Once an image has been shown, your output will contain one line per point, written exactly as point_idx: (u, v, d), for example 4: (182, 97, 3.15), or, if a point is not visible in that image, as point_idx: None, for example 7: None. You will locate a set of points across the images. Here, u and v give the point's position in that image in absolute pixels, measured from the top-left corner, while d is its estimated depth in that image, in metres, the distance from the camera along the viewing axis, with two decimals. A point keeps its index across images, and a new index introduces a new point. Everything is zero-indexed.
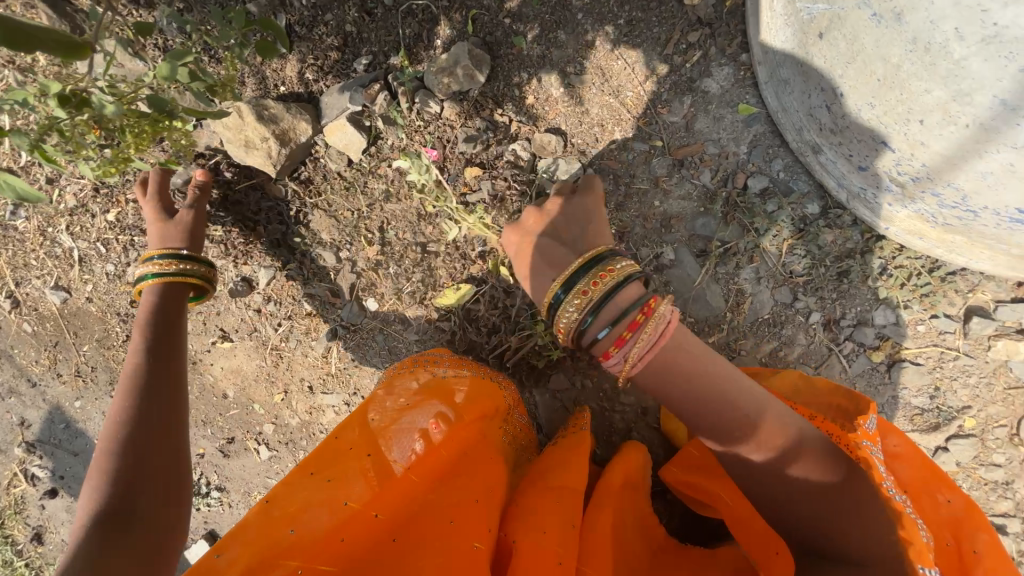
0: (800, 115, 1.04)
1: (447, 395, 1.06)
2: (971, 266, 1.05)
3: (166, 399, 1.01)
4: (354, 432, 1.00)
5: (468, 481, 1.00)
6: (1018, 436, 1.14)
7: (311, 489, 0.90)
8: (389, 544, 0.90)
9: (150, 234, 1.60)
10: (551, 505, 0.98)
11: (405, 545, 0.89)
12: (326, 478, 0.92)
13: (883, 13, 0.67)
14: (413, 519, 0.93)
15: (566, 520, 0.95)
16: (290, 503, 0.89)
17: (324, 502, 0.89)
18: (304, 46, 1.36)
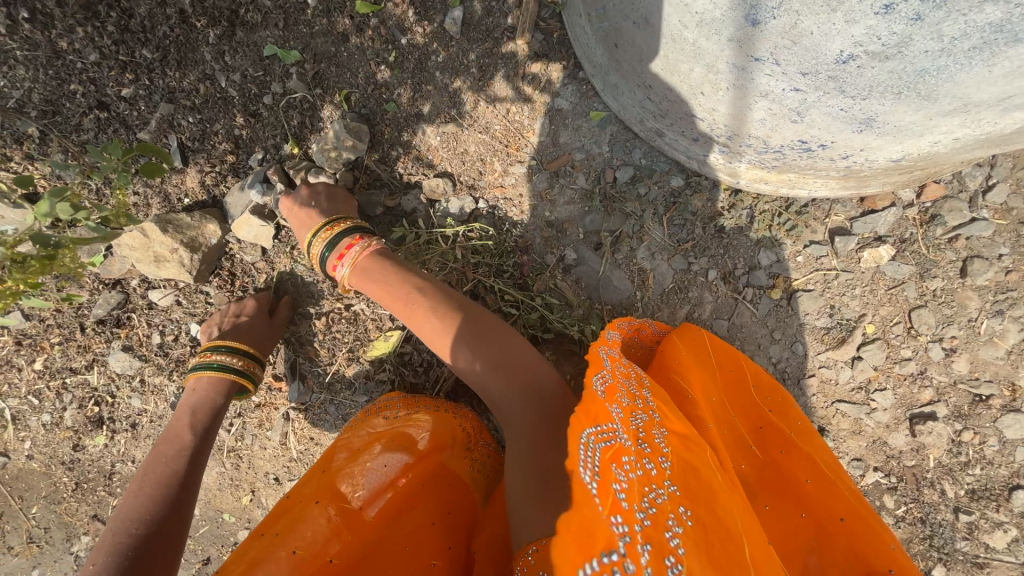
0: (636, 109, 1.19)
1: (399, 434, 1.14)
2: (813, 197, 1.21)
3: (201, 446, 1.22)
4: (312, 480, 1.06)
5: (426, 509, 1.06)
6: (914, 328, 1.25)
7: (267, 541, 0.94)
8: None
9: (81, 371, 1.57)
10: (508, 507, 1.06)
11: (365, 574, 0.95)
12: (280, 529, 0.96)
13: (638, 21, 0.86)
14: (375, 550, 0.99)
15: None
16: (249, 552, 0.92)
17: (283, 545, 0.93)
18: (199, 157, 1.44)
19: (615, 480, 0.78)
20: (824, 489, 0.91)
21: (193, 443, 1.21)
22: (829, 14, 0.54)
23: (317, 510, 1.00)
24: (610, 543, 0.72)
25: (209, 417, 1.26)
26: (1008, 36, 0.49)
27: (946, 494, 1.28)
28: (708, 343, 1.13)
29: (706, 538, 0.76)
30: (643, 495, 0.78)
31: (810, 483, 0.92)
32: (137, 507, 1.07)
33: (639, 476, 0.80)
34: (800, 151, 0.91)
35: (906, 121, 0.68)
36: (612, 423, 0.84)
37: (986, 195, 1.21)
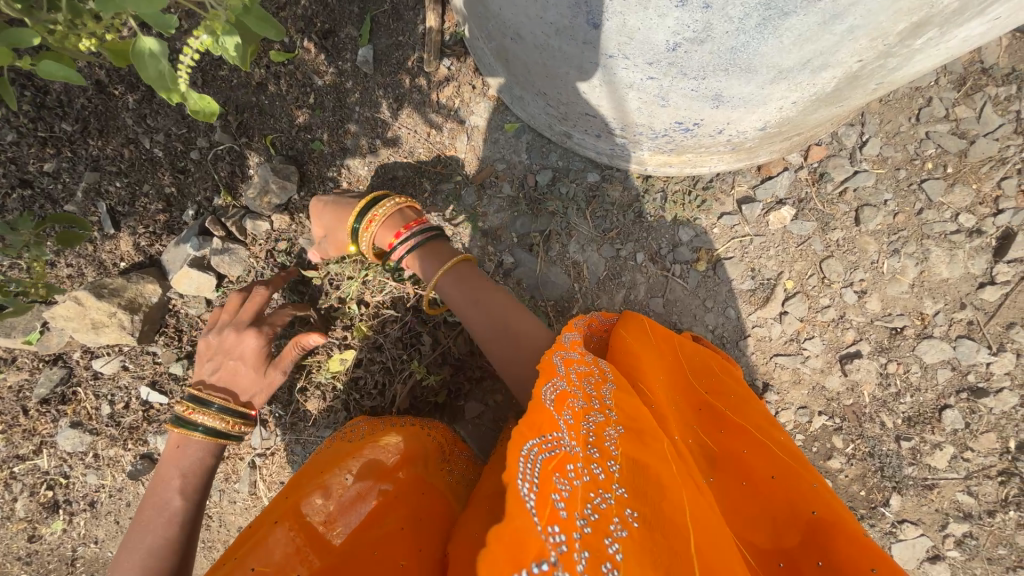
0: (543, 116, 1.28)
1: (363, 449, 1.14)
2: (715, 172, 1.31)
3: (202, 499, 1.05)
4: (276, 505, 1.03)
5: (400, 510, 1.04)
6: (826, 277, 1.37)
7: (225, 568, 0.90)
8: None
9: (29, 457, 1.51)
10: (479, 507, 1.00)
11: None
12: (240, 554, 0.92)
13: (513, 38, 0.94)
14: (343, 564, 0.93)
15: (487, 513, 0.98)
16: None
17: (243, 566, 0.89)
18: (131, 220, 1.44)
19: (554, 488, 0.68)
20: (759, 454, 0.89)
21: (186, 514, 1.01)
22: (643, 11, 0.63)
23: (280, 534, 0.95)
24: (543, 553, 0.60)
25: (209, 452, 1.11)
26: (778, 12, 0.57)
27: (886, 425, 1.37)
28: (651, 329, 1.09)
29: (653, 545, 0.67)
30: (587, 501, 0.69)
31: (747, 454, 0.90)
32: None
33: (586, 481, 0.71)
34: (682, 132, 1.01)
35: (745, 91, 0.78)
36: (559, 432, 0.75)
37: (862, 150, 1.35)
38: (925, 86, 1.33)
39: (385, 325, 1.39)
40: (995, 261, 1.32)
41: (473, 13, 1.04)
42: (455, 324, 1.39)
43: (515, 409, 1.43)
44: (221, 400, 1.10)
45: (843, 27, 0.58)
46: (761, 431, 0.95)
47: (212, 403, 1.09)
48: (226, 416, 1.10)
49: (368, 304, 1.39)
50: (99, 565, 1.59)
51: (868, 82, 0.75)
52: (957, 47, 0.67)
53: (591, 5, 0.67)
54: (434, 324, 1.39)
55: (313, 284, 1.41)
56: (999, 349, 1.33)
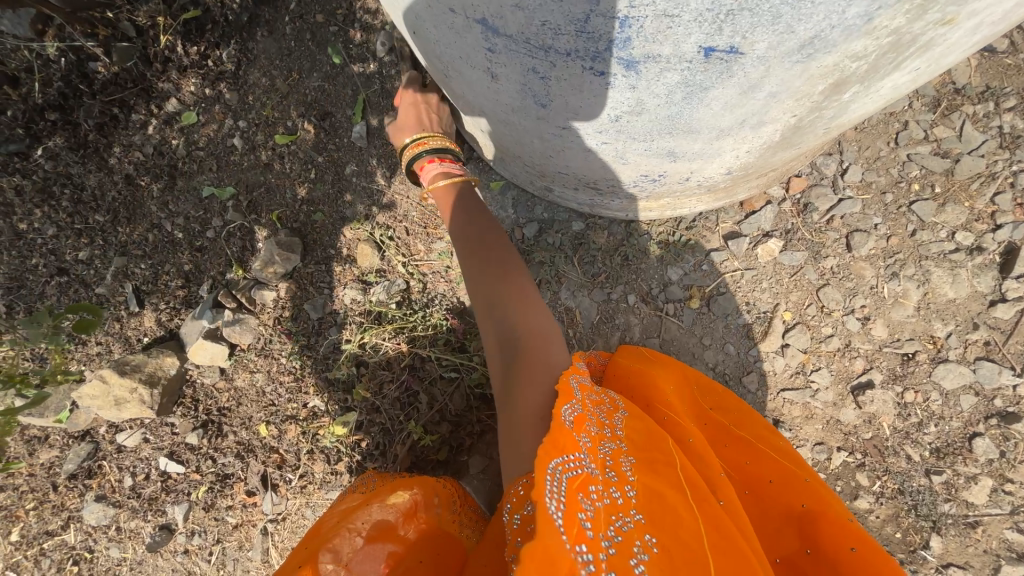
0: (522, 174, 1.34)
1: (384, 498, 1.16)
2: (696, 212, 1.34)
3: None
4: (297, 557, 1.02)
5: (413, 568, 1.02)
6: (825, 306, 1.34)
7: None
8: None
9: (58, 532, 1.57)
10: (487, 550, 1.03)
11: None
12: None
13: (481, 114, 1.01)
14: None
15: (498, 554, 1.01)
16: None
17: None
18: (152, 297, 1.54)
19: (579, 507, 0.71)
20: (766, 459, 1.00)
21: None
22: (579, 94, 0.68)
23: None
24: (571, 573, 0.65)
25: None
26: (698, 87, 0.61)
27: (913, 459, 1.29)
28: (650, 356, 1.21)
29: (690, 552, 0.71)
30: (609, 523, 0.72)
31: (772, 482, 0.95)
32: None
33: (607, 504, 0.74)
34: (651, 182, 1.05)
35: (696, 147, 0.81)
36: (580, 452, 0.76)
37: (844, 177, 1.36)
38: (899, 111, 1.35)
39: (383, 386, 1.42)
40: (1003, 277, 1.28)
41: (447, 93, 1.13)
42: (452, 379, 1.41)
43: None
44: None
45: (764, 93, 0.61)
46: (764, 442, 1.05)
47: None
48: None
49: (369, 364, 1.43)
50: None
51: (814, 129, 0.77)
52: (892, 91, 0.68)
53: (533, 92, 0.73)
54: (432, 380, 1.42)
55: (318, 347, 1.47)
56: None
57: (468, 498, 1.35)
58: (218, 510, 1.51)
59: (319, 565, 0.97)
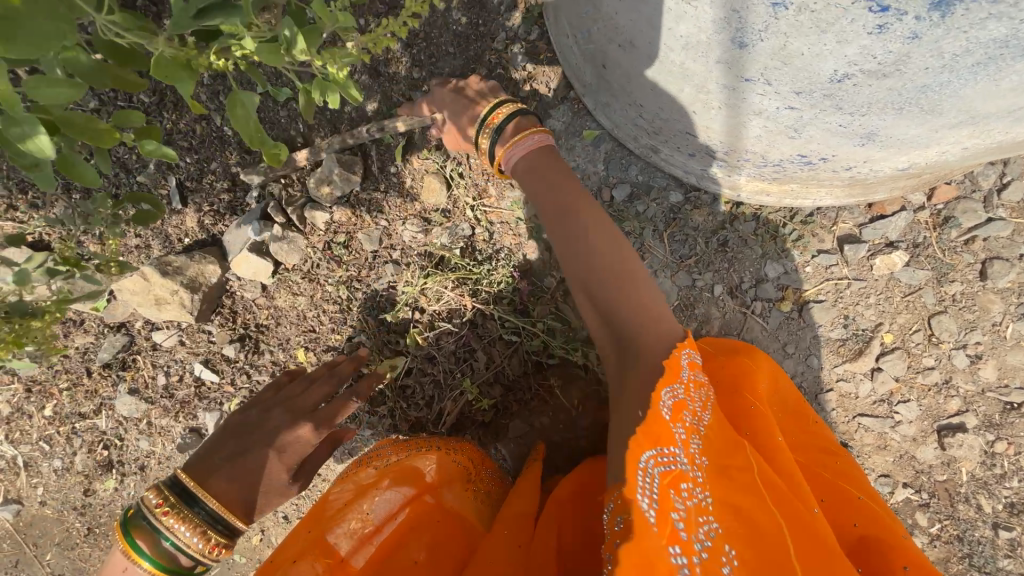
0: (630, 127, 1.15)
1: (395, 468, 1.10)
2: (819, 206, 1.16)
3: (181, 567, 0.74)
4: (305, 525, 0.98)
5: (426, 535, 1.02)
6: (935, 336, 1.20)
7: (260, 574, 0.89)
8: None
9: (90, 416, 1.58)
10: (501, 535, 1.01)
11: None
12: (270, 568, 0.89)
13: (622, 44, 0.82)
14: None
15: (511, 544, 0.99)
16: None
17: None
18: (197, 197, 1.43)
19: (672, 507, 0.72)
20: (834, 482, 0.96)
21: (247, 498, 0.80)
22: (819, 36, 0.51)
23: (312, 563, 0.90)
24: (670, 575, 0.68)
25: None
26: (1018, 51, 0.45)
27: (983, 509, 1.21)
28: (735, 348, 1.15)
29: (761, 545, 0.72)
30: (699, 525, 0.73)
31: (863, 498, 0.92)
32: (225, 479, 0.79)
33: (696, 504, 0.75)
34: (800, 164, 0.88)
35: (909, 134, 0.64)
36: (673, 446, 0.76)
37: (1002, 193, 1.16)
38: None
39: (438, 337, 1.34)
40: None
41: (574, 10, 0.92)
42: (510, 342, 1.32)
43: (561, 434, 1.36)
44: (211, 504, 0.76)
45: None
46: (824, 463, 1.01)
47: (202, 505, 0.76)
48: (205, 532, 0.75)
49: (422, 311, 1.34)
50: None
51: None
52: None
53: (744, 23, 0.56)
54: (488, 340, 1.33)
55: (369, 282, 1.37)
56: None
57: (487, 461, 1.28)
58: None
59: (334, 522, 0.98)
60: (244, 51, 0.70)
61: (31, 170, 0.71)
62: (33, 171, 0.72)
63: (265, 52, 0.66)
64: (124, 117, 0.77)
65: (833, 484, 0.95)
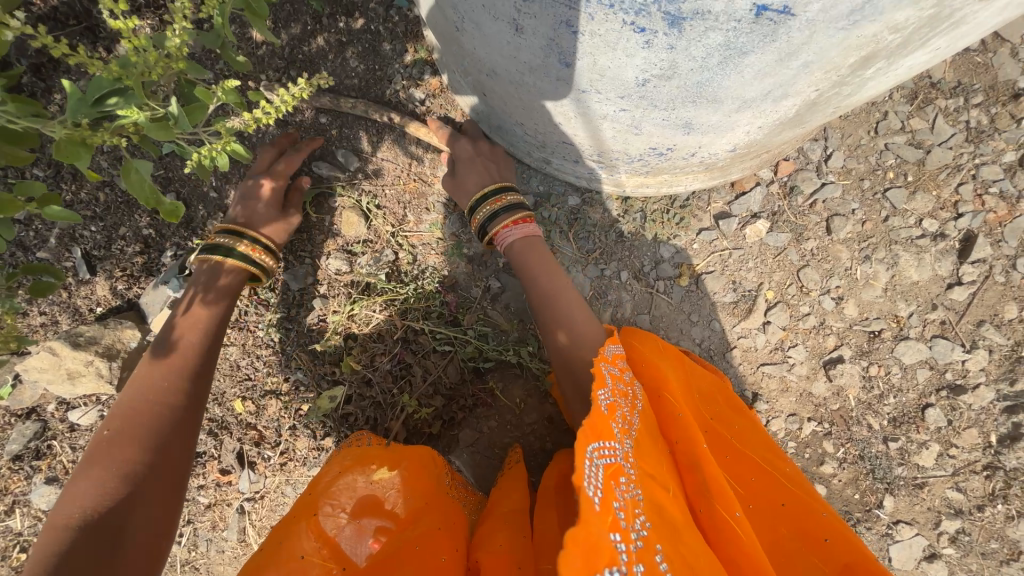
0: (520, 144, 1.29)
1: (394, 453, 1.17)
2: (690, 190, 1.35)
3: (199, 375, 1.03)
4: (300, 504, 1.05)
5: (431, 520, 1.07)
6: (805, 286, 1.41)
7: (263, 556, 0.92)
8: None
9: (1, 518, 1.43)
10: (501, 522, 1.08)
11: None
12: (277, 543, 0.95)
13: (490, 74, 0.95)
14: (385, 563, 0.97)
15: (517, 530, 1.05)
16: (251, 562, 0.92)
17: (278, 560, 0.91)
18: (107, 263, 1.39)
19: (614, 497, 0.81)
20: (765, 483, 1.05)
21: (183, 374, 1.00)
22: (612, 52, 0.66)
23: (311, 535, 0.97)
24: (613, 561, 0.76)
25: (210, 328, 1.10)
26: (737, 51, 0.60)
27: (873, 427, 1.40)
28: (652, 338, 1.23)
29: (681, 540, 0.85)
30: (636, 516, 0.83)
31: (785, 504, 1.02)
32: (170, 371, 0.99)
33: (632, 497, 0.84)
34: (656, 156, 1.05)
35: (714, 119, 0.81)
36: (613, 442, 0.87)
37: (828, 162, 1.41)
38: (880, 101, 1.41)
39: (374, 359, 1.37)
40: (961, 262, 1.39)
41: (448, 50, 1.05)
42: (445, 353, 1.39)
43: (509, 434, 1.42)
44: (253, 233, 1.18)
45: (799, 62, 0.62)
46: (756, 450, 1.11)
47: (244, 237, 1.17)
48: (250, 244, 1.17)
49: (355, 338, 1.38)
50: None
51: (827, 106, 0.79)
52: (907, 71, 0.70)
53: (561, 48, 0.70)
54: (424, 355, 1.38)
55: (300, 320, 1.39)
56: (973, 347, 1.38)
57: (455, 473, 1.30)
58: (189, 490, 1.42)
59: (331, 505, 1.03)
60: (140, 129, 0.68)
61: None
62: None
63: (156, 127, 0.62)
64: (29, 189, 0.72)
65: (766, 480, 1.05)
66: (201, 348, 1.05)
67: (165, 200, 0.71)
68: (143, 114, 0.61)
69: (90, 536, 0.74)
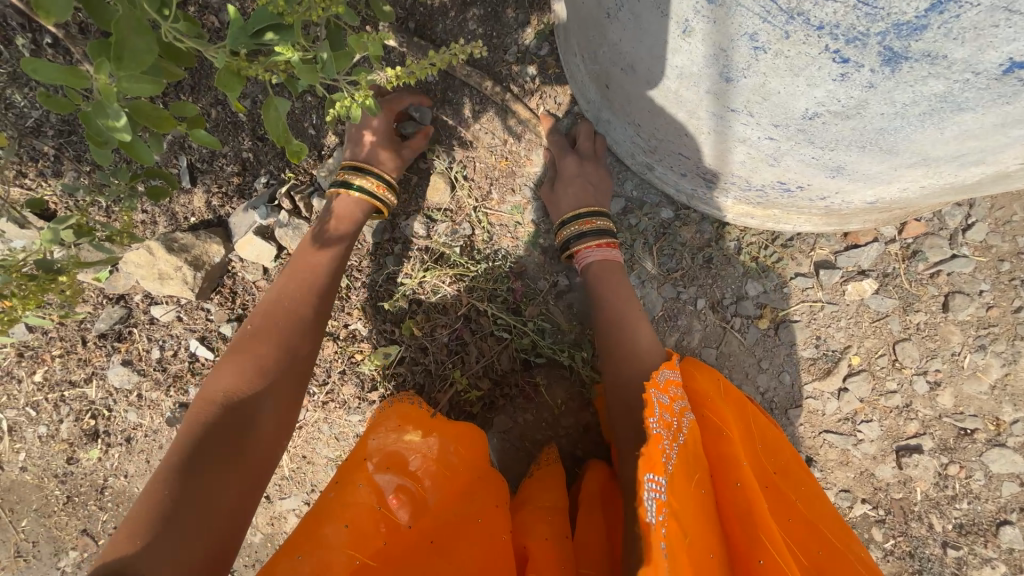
0: (627, 144, 1.22)
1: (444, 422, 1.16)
2: (798, 231, 1.24)
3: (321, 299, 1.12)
4: (359, 451, 1.09)
5: (488, 496, 1.11)
6: (898, 361, 1.28)
7: (333, 497, 1.00)
8: (427, 546, 1.01)
9: (80, 384, 1.60)
10: (543, 519, 1.10)
11: (442, 545, 1.01)
12: (341, 485, 1.02)
13: (625, 68, 0.89)
14: (437, 531, 1.04)
15: (559, 533, 1.08)
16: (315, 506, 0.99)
17: (339, 509, 0.97)
18: (207, 178, 1.47)
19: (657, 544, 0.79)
20: (834, 559, 0.95)
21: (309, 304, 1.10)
22: (792, 78, 0.58)
23: (365, 489, 1.01)
24: None
25: (330, 257, 1.17)
26: (953, 105, 0.52)
27: (934, 528, 1.28)
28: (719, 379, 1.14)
29: None
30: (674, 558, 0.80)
31: None
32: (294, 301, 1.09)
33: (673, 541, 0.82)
34: (780, 191, 0.96)
35: (873, 170, 0.72)
36: (660, 478, 0.85)
37: (965, 233, 1.25)
38: None
39: (434, 329, 1.39)
40: None
41: (583, 33, 0.99)
42: (501, 339, 1.38)
43: (543, 432, 1.41)
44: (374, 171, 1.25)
45: (1023, 130, 0.54)
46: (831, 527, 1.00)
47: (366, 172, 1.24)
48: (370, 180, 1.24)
49: (417, 302, 1.39)
50: (123, 499, 1.68)
51: (1016, 182, 0.69)
52: None
53: (729, 61, 0.63)
54: (481, 336, 1.38)
55: (369, 273, 1.41)
56: None
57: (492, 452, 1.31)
58: None
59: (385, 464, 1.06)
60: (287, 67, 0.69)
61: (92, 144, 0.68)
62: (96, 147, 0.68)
63: (306, 70, 0.63)
64: (179, 108, 0.76)
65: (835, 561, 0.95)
66: (325, 278, 1.14)
67: (292, 139, 0.73)
68: (297, 55, 0.61)
69: (218, 439, 0.86)
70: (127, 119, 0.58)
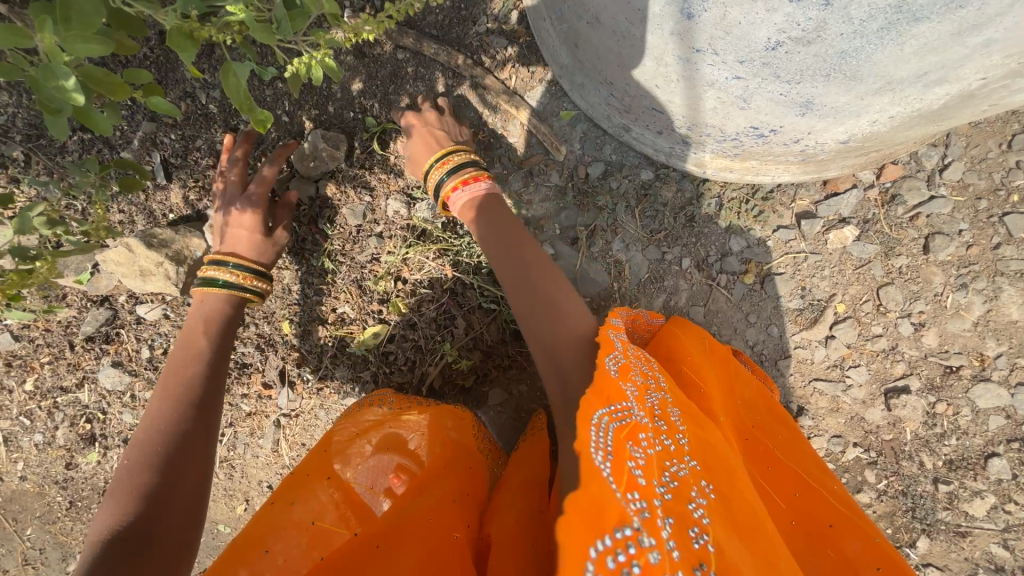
0: (602, 106, 1.21)
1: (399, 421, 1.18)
2: (777, 183, 1.24)
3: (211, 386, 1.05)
4: (317, 457, 1.06)
5: (446, 490, 1.03)
6: (882, 305, 1.29)
7: (277, 508, 0.95)
8: (371, 551, 0.88)
9: (72, 389, 1.59)
10: (519, 499, 1.06)
11: (388, 549, 0.87)
12: (292, 495, 0.97)
13: (591, 21, 0.88)
14: (395, 530, 0.91)
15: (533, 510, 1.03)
16: (256, 525, 0.91)
17: (293, 518, 0.93)
18: (182, 172, 1.44)
19: (629, 456, 0.75)
20: (809, 501, 0.97)
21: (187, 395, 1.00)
22: (751, 5, 0.58)
23: (324, 493, 1.00)
24: (622, 518, 0.69)
25: (219, 326, 1.15)
26: (909, 16, 0.52)
27: (925, 465, 1.31)
28: (703, 336, 1.16)
29: (729, 511, 0.78)
30: (662, 470, 0.76)
31: (832, 525, 0.93)
32: (166, 398, 0.99)
33: (659, 452, 0.79)
34: (753, 137, 0.96)
35: (840, 102, 0.72)
36: (627, 402, 0.80)
37: (943, 173, 1.25)
38: (1023, 112, 1.22)
39: (421, 304, 1.39)
40: None
41: None
42: (490, 311, 1.38)
43: (537, 400, 1.43)
44: (236, 261, 1.20)
45: (980, 39, 0.54)
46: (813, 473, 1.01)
47: (228, 263, 1.19)
48: (239, 271, 1.20)
49: (404, 282, 1.39)
50: None
51: (980, 104, 0.69)
52: None
53: None
54: (469, 309, 1.39)
55: (353, 255, 1.41)
56: None
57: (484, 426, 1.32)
58: (233, 396, 1.52)
59: (338, 466, 1.05)
60: (243, 29, 0.68)
61: (47, 113, 0.68)
62: (52, 116, 0.68)
63: (260, 29, 0.62)
64: (134, 76, 0.75)
65: (811, 503, 0.97)
66: (215, 346, 1.11)
67: (255, 104, 0.72)
68: (249, 12, 0.60)
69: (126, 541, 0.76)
70: (77, 81, 0.58)
